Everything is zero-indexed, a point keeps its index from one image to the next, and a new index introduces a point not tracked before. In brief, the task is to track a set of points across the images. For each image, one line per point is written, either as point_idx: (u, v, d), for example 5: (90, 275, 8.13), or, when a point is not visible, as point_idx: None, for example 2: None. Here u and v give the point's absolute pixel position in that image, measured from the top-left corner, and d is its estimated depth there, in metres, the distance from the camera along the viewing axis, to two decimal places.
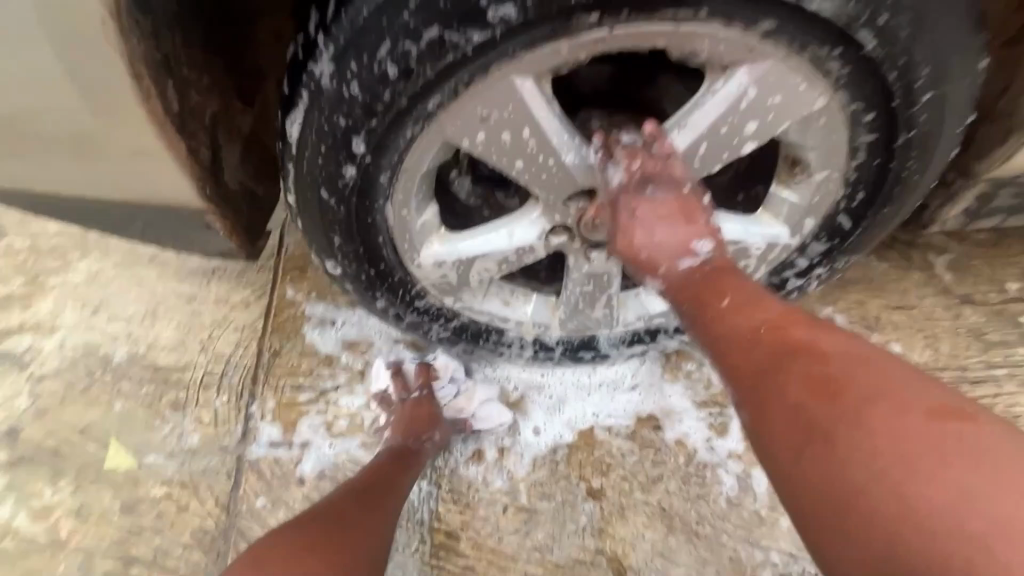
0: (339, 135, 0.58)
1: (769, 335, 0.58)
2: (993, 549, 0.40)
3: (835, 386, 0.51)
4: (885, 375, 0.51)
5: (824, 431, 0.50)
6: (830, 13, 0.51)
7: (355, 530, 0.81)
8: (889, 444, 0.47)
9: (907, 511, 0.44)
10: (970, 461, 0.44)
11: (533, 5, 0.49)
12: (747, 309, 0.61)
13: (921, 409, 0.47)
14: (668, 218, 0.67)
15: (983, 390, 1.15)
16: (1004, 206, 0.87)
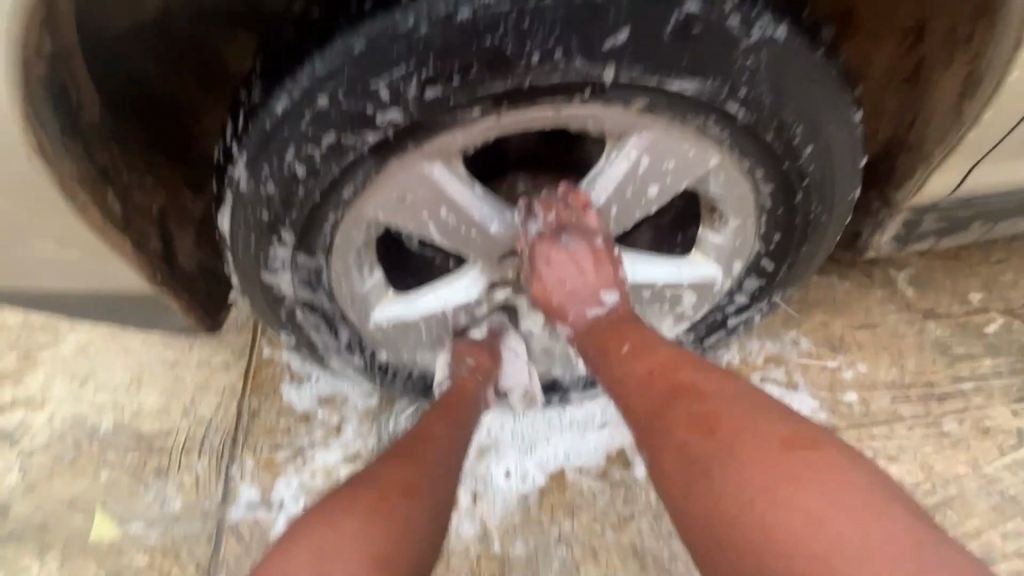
0: (264, 227, 0.64)
1: (658, 378, 0.67)
2: (830, 562, 0.48)
3: (714, 425, 0.60)
4: (748, 410, 0.61)
5: (704, 466, 0.58)
6: (693, 91, 0.56)
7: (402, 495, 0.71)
8: (751, 474, 0.55)
9: (762, 534, 0.52)
10: (816, 483, 0.53)
11: (416, 107, 0.54)
12: (642, 354, 0.70)
13: (776, 443, 0.57)
14: (578, 264, 0.74)
15: (952, 405, 1.14)
16: (933, 229, 0.89)
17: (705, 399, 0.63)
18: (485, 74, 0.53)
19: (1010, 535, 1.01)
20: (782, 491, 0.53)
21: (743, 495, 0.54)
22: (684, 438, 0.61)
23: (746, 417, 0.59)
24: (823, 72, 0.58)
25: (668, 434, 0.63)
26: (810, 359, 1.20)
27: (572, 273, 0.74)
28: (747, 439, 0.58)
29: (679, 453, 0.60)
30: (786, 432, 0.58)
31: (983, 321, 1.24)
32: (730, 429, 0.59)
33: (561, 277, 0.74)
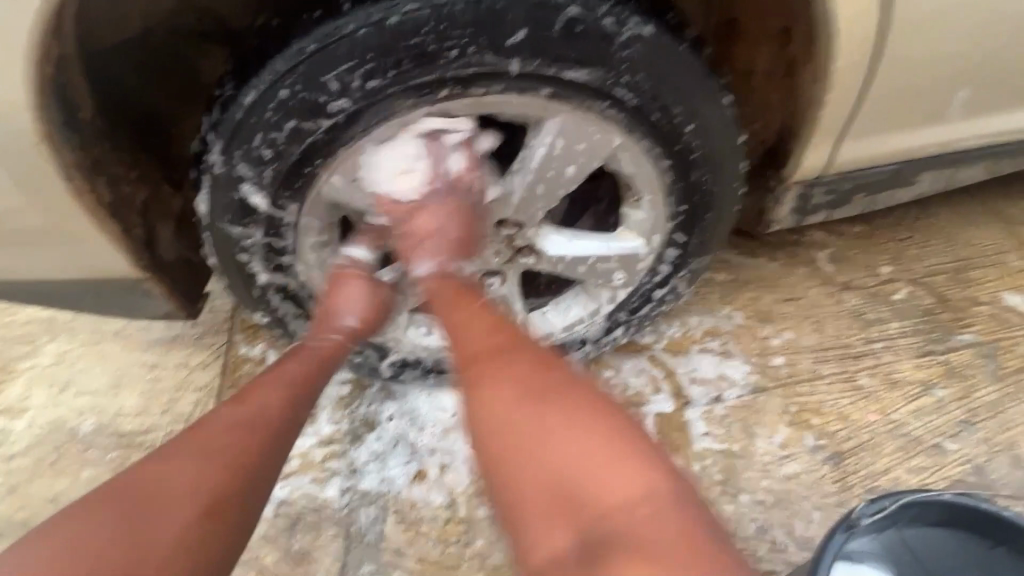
0: (237, 205, 0.75)
1: (519, 416, 0.88)
2: (602, 500, 0.78)
3: (521, 375, 0.91)
4: (590, 443, 0.82)
5: (536, 434, 0.85)
6: (587, 80, 0.69)
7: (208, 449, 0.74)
8: (560, 453, 0.82)
9: (531, 451, 0.85)
10: (604, 464, 0.80)
11: (360, 96, 0.67)
12: (506, 399, 0.89)
13: (579, 450, 0.82)
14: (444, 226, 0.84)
15: (865, 362, 1.28)
16: (822, 202, 1.04)
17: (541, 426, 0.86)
18: (415, 66, 0.65)
19: (917, 469, 1.14)
20: (572, 463, 0.81)
21: (553, 461, 0.82)
22: (500, 405, 0.89)
23: (571, 440, 0.83)
24: (692, 63, 0.72)
25: (511, 412, 0.87)
26: (742, 330, 1.34)
27: (447, 226, 0.84)
28: (563, 433, 0.83)
29: (489, 386, 0.91)
30: (596, 449, 0.81)
31: (892, 290, 1.39)
32: (539, 390, 0.89)
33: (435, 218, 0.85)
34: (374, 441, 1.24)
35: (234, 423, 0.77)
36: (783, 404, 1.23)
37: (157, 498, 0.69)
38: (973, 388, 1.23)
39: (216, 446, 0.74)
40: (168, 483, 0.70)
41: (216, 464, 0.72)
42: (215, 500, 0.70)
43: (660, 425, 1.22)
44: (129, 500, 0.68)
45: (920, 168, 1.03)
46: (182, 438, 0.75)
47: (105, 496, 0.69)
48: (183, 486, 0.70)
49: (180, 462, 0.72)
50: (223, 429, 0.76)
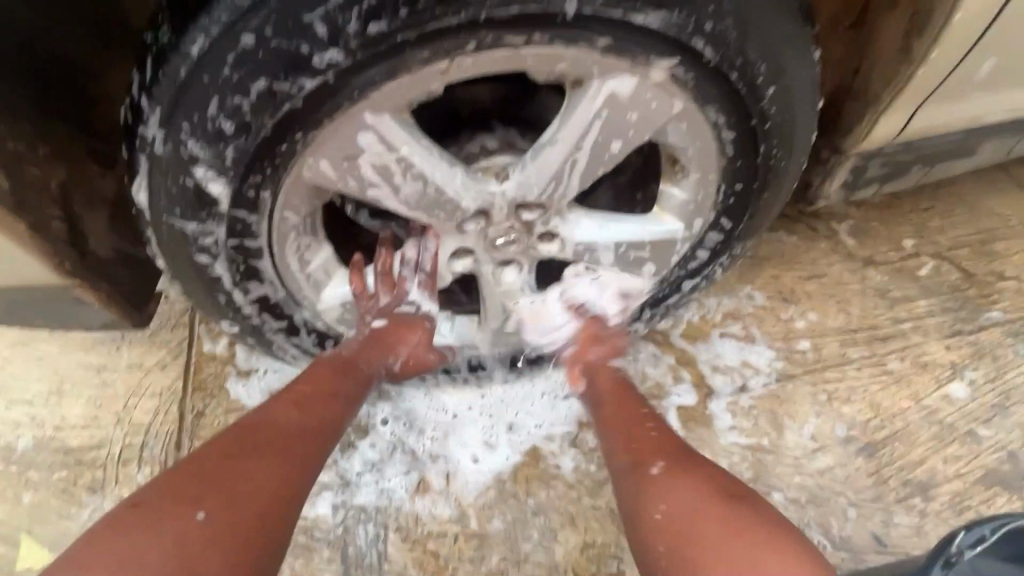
0: (190, 195, 0.58)
1: (642, 437, 0.80)
2: (720, 524, 0.64)
3: (662, 447, 0.77)
4: (690, 461, 0.74)
5: (656, 449, 0.77)
6: (657, 26, 0.53)
7: (252, 454, 0.65)
8: (679, 470, 0.73)
9: (682, 522, 0.66)
10: (699, 479, 0.71)
11: (359, 47, 0.50)
12: (643, 420, 0.84)
13: (689, 461, 0.74)
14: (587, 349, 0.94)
15: (894, 344, 1.21)
16: (877, 175, 0.92)
17: (665, 441, 0.79)
18: (434, 5, 0.49)
19: (952, 458, 1.09)
20: (679, 479, 0.71)
21: (673, 471, 0.73)
22: (634, 424, 0.83)
23: (681, 454, 0.76)
24: (783, 6, 0.57)
25: (636, 429, 0.82)
26: (765, 312, 1.24)
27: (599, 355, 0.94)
28: (677, 457, 0.75)
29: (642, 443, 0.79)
30: (690, 462, 0.75)
31: (917, 265, 1.31)
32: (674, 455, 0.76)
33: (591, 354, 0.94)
34: (367, 448, 1.10)
35: (303, 436, 0.70)
36: (812, 393, 1.15)
37: (206, 503, 0.59)
38: (1003, 369, 1.17)
39: (262, 452, 0.66)
40: (230, 495, 0.60)
41: (288, 477, 0.65)
42: (283, 515, 0.62)
43: (683, 419, 1.13)
44: (191, 509, 0.58)
45: (985, 137, 0.91)
46: (231, 437, 0.67)
47: (156, 505, 0.58)
48: (246, 502, 0.60)
49: (249, 470, 0.63)
50: (292, 441, 0.69)
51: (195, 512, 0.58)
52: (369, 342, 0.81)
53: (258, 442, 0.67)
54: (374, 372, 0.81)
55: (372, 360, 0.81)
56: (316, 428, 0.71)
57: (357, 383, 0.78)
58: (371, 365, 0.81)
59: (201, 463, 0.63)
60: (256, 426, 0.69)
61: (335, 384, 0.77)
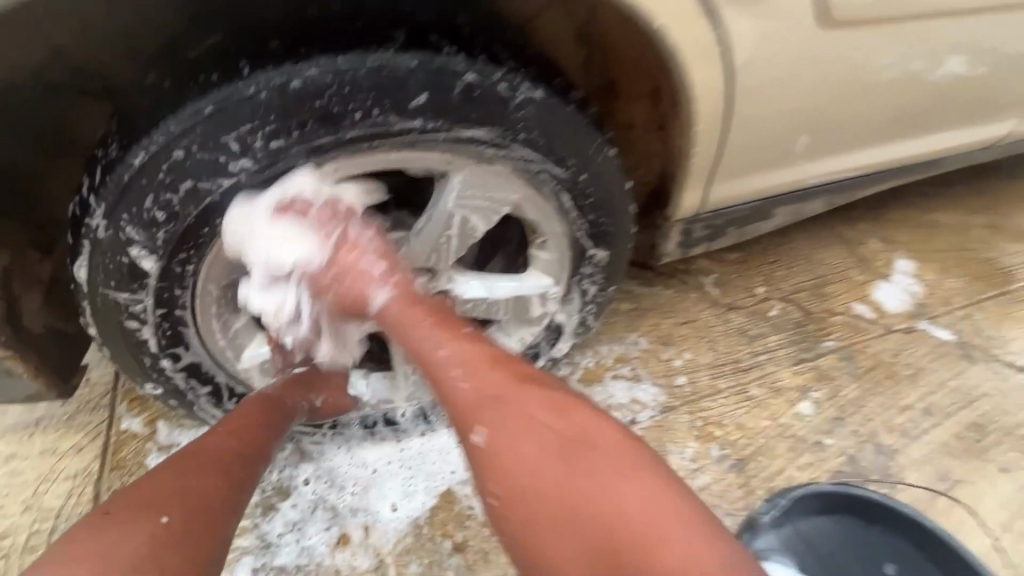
0: (124, 271, 0.71)
1: (527, 426, 0.73)
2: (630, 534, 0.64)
3: (520, 425, 0.74)
4: (592, 452, 0.70)
5: (556, 446, 0.71)
6: (484, 137, 0.75)
7: (191, 475, 0.74)
8: (584, 475, 0.69)
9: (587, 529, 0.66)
10: (607, 483, 0.68)
11: (265, 156, 0.68)
12: (504, 398, 0.76)
13: (590, 449, 0.71)
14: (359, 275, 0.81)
15: (753, 374, 1.43)
16: (702, 235, 1.18)
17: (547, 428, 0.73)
18: (319, 127, 0.68)
19: (804, 466, 1.28)
20: (579, 483, 0.68)
21: (574, 473, 0.69)
22: (502, 403, 0.75)
23: (572, 447, 0.71)
24: (579, 121, 0.80)
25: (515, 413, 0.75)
26: (648, 354, 1.45)
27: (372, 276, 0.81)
28: (579, 456, 0.70)
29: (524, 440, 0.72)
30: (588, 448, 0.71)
31: (768, 306, 1.59)
32: (542, 434, 0.72)
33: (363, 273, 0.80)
34: (289, 509, 1.16)
35: (236, 457, 0.79)
36: (689, 420, 1.34)
37: (159, 514, 0.67)
38: (839, 388, 1.41)
39: (197, 472, 0.74)
40: (177, 509, 0.69)
41: (227, 494, 0.74)
42: (223, 526, 0.71)
43: None
44: (150, 520, 0.66)
45: (775, 204, 1.20)
46: (171, 464, 0.75)
47: (116, 522, 0.65)
48: (191, 514, 0.69)
49: (189, 488, 0.72)
50: (227, 462, 0.78)
51: (159, 517, 0.67)
52: (293, 382, 0.92)
53: (196, 462, 0.76)
54: (298, 406, 0.91)
55: (290, 395, 0.91)
56: (246, 449, 0.81)
57: (281, 413, 0.89)
58: (294, 399, 0.91)
59: (149, 485, 0.71)
60: (191, 453, 0.78)
61: (263, 416, 0.86)
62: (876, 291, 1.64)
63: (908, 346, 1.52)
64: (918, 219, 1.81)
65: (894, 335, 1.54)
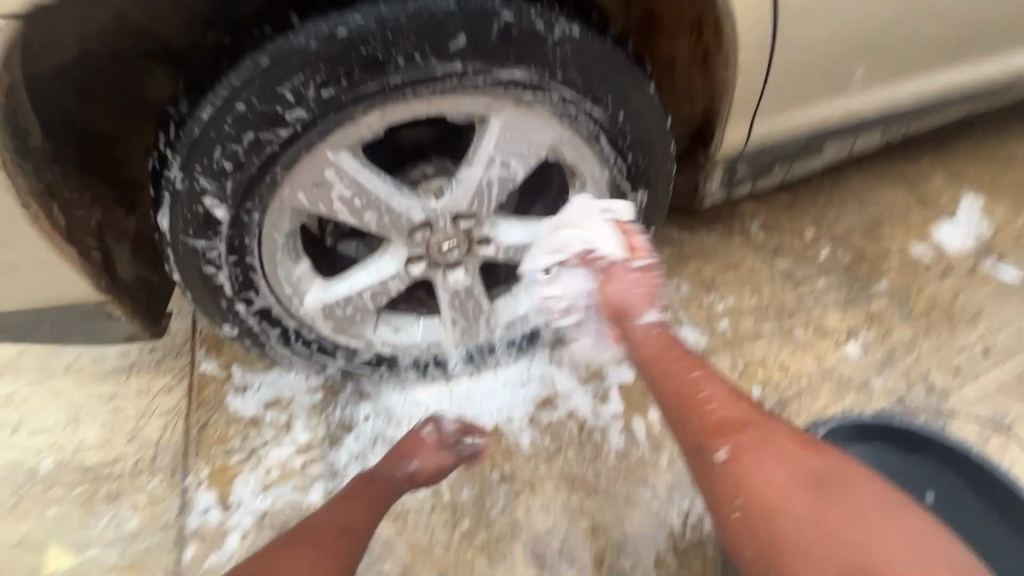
0: (200, 219, 0.79)
1: (778, 462, 0.82)
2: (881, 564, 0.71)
3: (756, 449, 0.83)
4: (841, 487, 0.78)
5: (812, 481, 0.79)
6: (522, 77, 0.76)
7: (306, 551, 0.90)
8: (835, 511, 0.76)
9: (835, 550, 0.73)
10: (857, 517, 0.75)
11: (316, 106, 0.72)
12: (764, 432, 0.86)
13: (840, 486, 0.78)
14: (637, 286, 0.97)
15: (798, 318, 1.42)
16: (746, 174, 1.15)
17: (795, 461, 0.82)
18: (363, 75, 0.71)
19: (848, 407, 1.28)
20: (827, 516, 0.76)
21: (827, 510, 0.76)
22: (745, 437, 0.85)
23: (819, 472, 0.80)
24: (615, 57, 0.80)
25: (768, 443, 0.84)
26: (690, 299, 1.45)
27: (633, 292, 0.97)
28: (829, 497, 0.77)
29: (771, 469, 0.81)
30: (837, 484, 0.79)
31: (817, 249, 1.54)
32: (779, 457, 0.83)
33: (624, 285, 0.96)
34: (352, 441, 1.29)
35: (344, 538, 0.95)
36: (731, 363, 1.35)
37: (278, 573, 0.86)
38: (890, 331, 1.38)
39: (311, 554, 0.90)
40: (287, 568, 0.87)
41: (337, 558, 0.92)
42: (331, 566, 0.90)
43: (622, 394, 1.31)
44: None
45: (826, 139, 1.15)
46: (291, 541, 0.92)
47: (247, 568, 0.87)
48: (296, 566, 0.87)
49: (300, 558, 0.89)
50: (339, 544, 0.94)
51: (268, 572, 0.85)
52: (391, 456, 1.08)
53: (312, 540, 0.92)
54: (396, 475, 1.06)
55: (402, 473, 1.06)
56: (352, 536, 0.96)
57: (387, 490, 1.04)
58: (393, 471, 1.06)
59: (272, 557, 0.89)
60: (307, 531, 0.95)
61: (370, 495, 1.03)
62: (938, 230, 1.55)
63: (968, 288, 1.45)
64: (990, 152, 1.68)
65: (954, 277, 1.47)
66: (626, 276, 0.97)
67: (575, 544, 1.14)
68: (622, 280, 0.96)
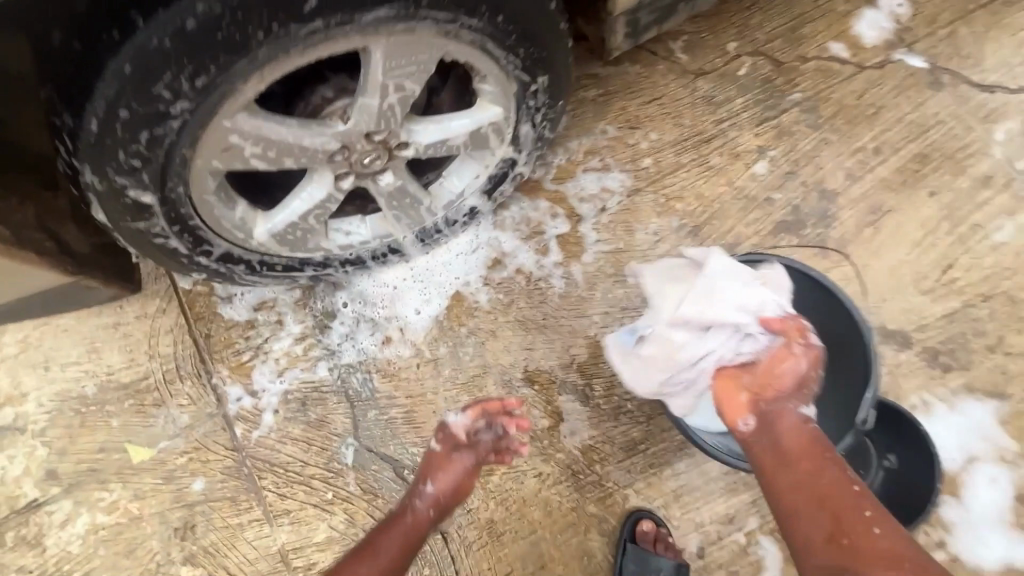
0: (133, 208, 0.88)
1: (900, 562, 0.86)
2: None
3: (891, 546, 0.88)
4: None
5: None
6: (385, 15, 0.77)
7: None
8: None
9: None
10: None
11: (195, 95, 0.76)
12: (890, 538, 0.90)
13: None
14: (797, 374, 1.07)
15: (715, 143, 1.52)
16: (649, 21, 1.14)
17: (917, 568, 0.85)
18: (229, 57, 0.74)
19: (755, 219, 1.47)
20: None
21: None
22: (865, 542, 0.90)
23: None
24: None
25: (887, 547, 0.89)
26: (616, 142, 1.53)
27: (800, 373, 1.07)
28: None
29: (892, 569, 0.85)
30: None
31: (739, 64, 1.55)
32: (899, 562, 0.87)
33: (791, 361, 1.07)
34: (339, 325, 1.50)
35: None
36: (654, 198, 1.50)
37: None
38: (796, 143, 1.50)
39: None
40: None
41: None
42: None
43: (561, 245, 1.49)
44: None
45: None
46: None
47: None
48: None
49: None
50: None
51: None
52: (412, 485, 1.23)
53: None
54: (416, 505, 1.21)
55: (423, 504, 1.21)
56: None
57: (410, 530, 1.17)
58: (412, 501, 1.21)
59: None
60: None
61: (393, 534, 1.15)
62: (856, 23, 1.56)
63: (876, 83, 1.52)
64: None
65: (865, 73, 1.53)
66: (786, 353, 1.08)
67: (534, 369, 1.43)
68: (796, 356, 1.07)
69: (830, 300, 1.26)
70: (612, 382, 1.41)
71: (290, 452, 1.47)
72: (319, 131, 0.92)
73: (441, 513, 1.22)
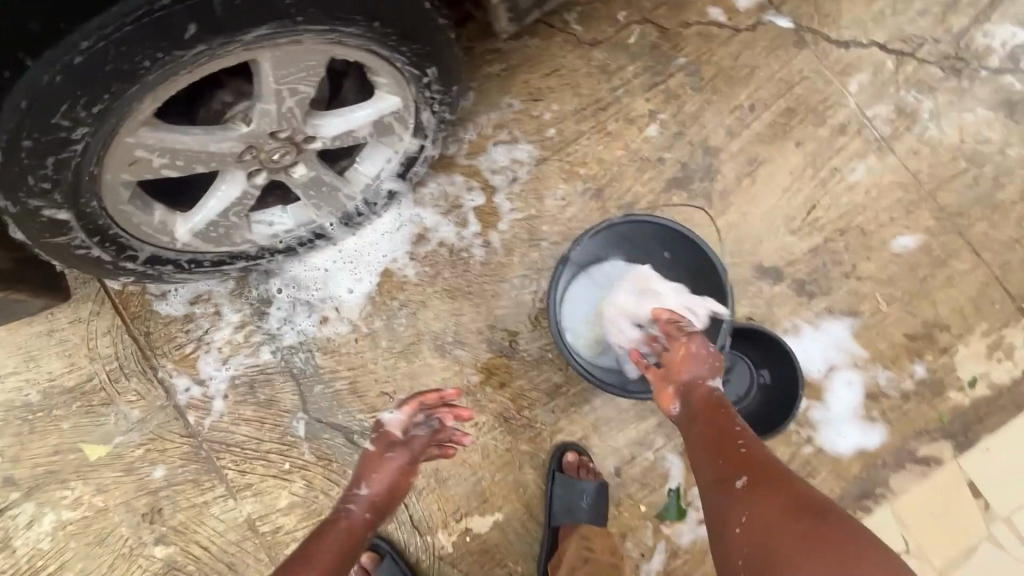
0: (51, 225, 0.94)
1: (758, 479, 1.04)
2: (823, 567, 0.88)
3: (765, 480, 1.03)
4: (818, 515, 0.96)
5: (787, 496, 1.00)
6: (266, 33, 0.85)
7: None
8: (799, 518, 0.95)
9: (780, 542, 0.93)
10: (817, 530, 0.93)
11: (93, 119, 0.83)
12: (759, 460, 1.07)
13: (812, 512, 0.96)
14: (700, 359, 1.26)
15: (611, 110, 1.65)
16: (528, 5, 1.23)
17: (775, 483, 1.02)
18: (121, 85, 0.81)
19: (650, 177, 1.63)
20: (787, 520, 0.95)
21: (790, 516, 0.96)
22: (736, 461, 1.08)
23: (796, 496, 1.00)
24: None
25: (752, 466, 1.07)
26: (522, 114, 1.63)
27: (702, 357, 1.26)
28: (796, 509, 0.97)
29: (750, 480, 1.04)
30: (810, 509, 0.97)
31: (628, 33, 1.67)
32: (757, 474, 1.04)
33: (698, 347, 1.27)
34: (277, 309, 1.58)
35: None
36: (560, 165, 1.63)
37: None
38: (683, 105, 1.65)
39: None
40: None
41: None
42: None
43: (478, 216, 1.61)
44: None
45: None
46: None
47: None
48: None
49: None
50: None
51: None
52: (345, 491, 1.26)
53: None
54: (347, 509, 1.22)
55: (357, 508, 1.22)
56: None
57: (344, 529, 1.17)
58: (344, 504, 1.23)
59: None
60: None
61: (325, 535, 1.15)
62: None
63: (749, 45, 1.68)
64: None
65: (740, 35, 1.68)
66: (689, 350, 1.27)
67: (463, 332, 1.58)
68: (697, 347, 1.27)
69: (694, 249, 1.45)
70: (533, 337, 1.57)
71: (244, 431, 1.57)
72: (222, 134, 0.99)
73: (379, 515, 1.23)
